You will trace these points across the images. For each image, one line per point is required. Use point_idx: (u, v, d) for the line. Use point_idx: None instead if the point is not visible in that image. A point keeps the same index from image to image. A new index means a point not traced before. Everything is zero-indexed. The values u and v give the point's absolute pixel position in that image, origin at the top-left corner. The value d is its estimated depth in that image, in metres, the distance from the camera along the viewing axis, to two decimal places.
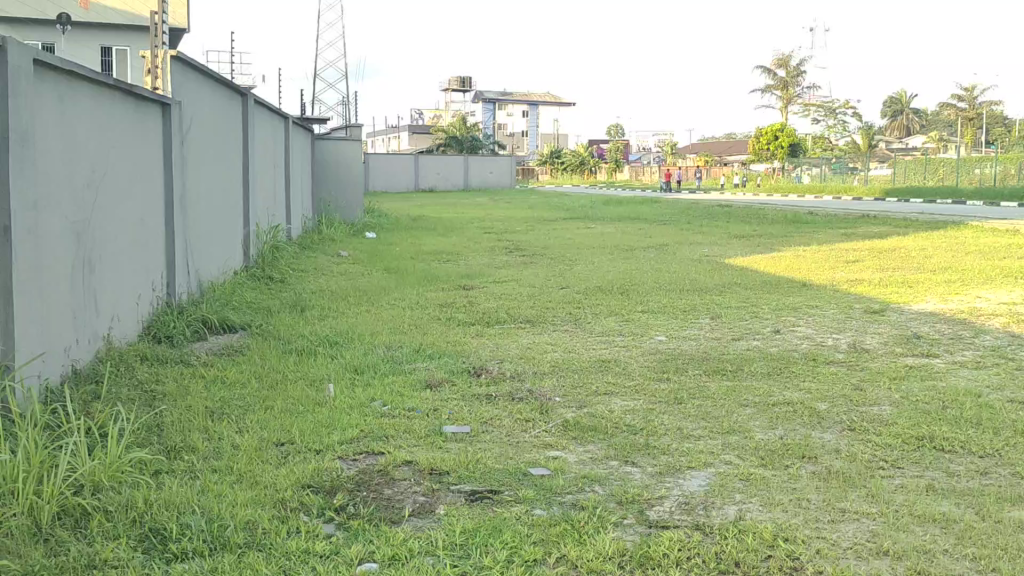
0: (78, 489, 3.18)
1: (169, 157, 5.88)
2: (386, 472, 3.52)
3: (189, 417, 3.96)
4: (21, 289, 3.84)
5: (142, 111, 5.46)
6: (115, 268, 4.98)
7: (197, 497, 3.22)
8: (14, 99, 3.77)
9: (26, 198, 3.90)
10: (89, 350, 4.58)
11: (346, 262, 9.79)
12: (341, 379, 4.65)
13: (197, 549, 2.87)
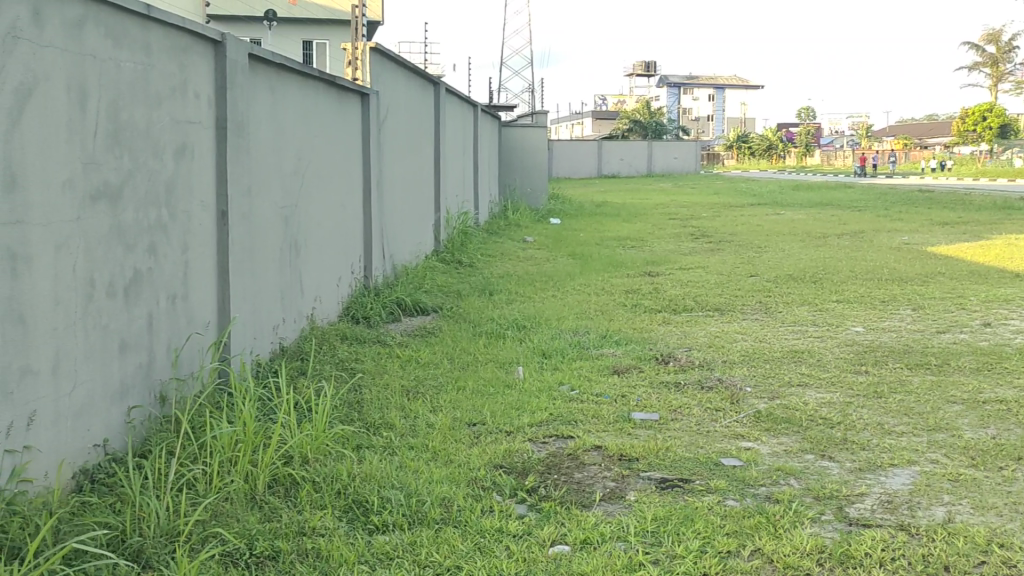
0: (288, 459, 3.37)
1: (369, 145, 6.13)
2: (576, 456, 3.55)
3: (387, 395, 4.12)
4: (236, 271, 4.14)
5: (345, 102, 5.72)
6: (319, 252, 5.25)
7: (396, 472, 3.34)
8: (231, 91, 4.07)
9: (241, 184, 4.17)
10: (294, 329, 4.85)
11: (531, 248, 9.93)
12: (531, 362, 4.72)
13: (397, 522, 2.99)
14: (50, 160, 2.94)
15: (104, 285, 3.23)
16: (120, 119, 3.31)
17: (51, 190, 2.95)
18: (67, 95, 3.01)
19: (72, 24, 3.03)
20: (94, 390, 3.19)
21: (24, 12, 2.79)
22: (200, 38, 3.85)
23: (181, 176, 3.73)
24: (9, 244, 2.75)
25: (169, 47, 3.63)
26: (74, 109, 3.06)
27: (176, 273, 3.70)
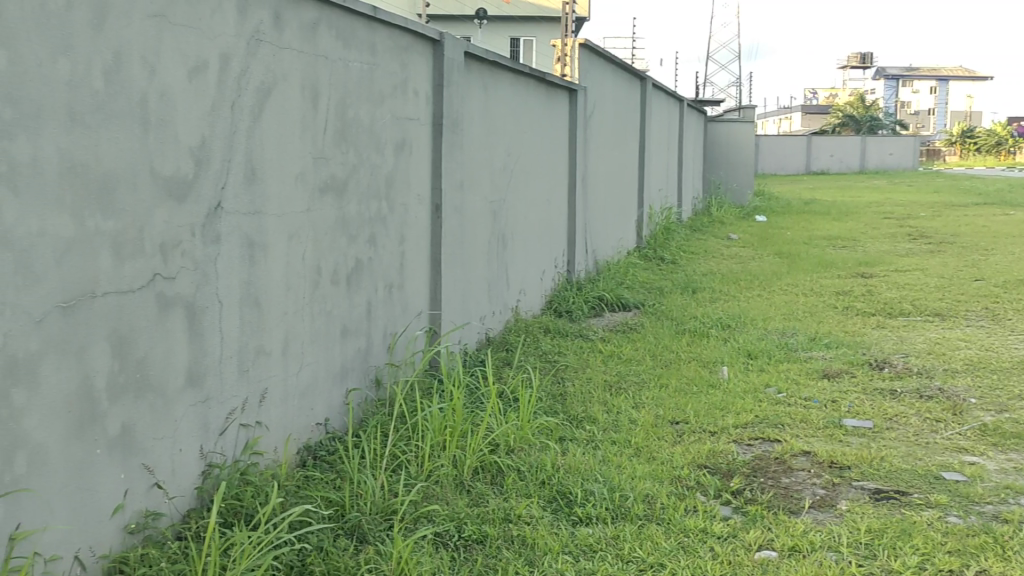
0: (495, 447, 3.46)
1: (576, 140, 6.19)
2: (783, 460, 3.45)
3: (590, 389, 4.14)
4: (448, 262, 4.29)
5: (554, 98, 5.79)
6: (525, 246, 5.35)
7: (599, 466, 3.36)
8: (448, 89, 4.22)
9: (454, 179, 4.32)
10: (500, 320, 4.97)
11: (736, 245, 9.72)
12: (735, 362, 4.63)
13: (601, 515, 3.00)
14: (287, 154, 3.21)
15: (329, 273, 3.46)
16: (347, 116, 3.52)
17: (286, 183, 3.21)
18: (300, 93, 3.26)
19: (307, 26, 3.27)
20: (318, 371, 3.43)
21: (267, 16, 3.06)
22: (420, 38, 4.02)
23: (400, 170, 3.90)
24: (249, 232, 3.05)
25: (393, 47, 3.81)
26: (307, 107, 3.30)
27: (393, 263, 3.87)
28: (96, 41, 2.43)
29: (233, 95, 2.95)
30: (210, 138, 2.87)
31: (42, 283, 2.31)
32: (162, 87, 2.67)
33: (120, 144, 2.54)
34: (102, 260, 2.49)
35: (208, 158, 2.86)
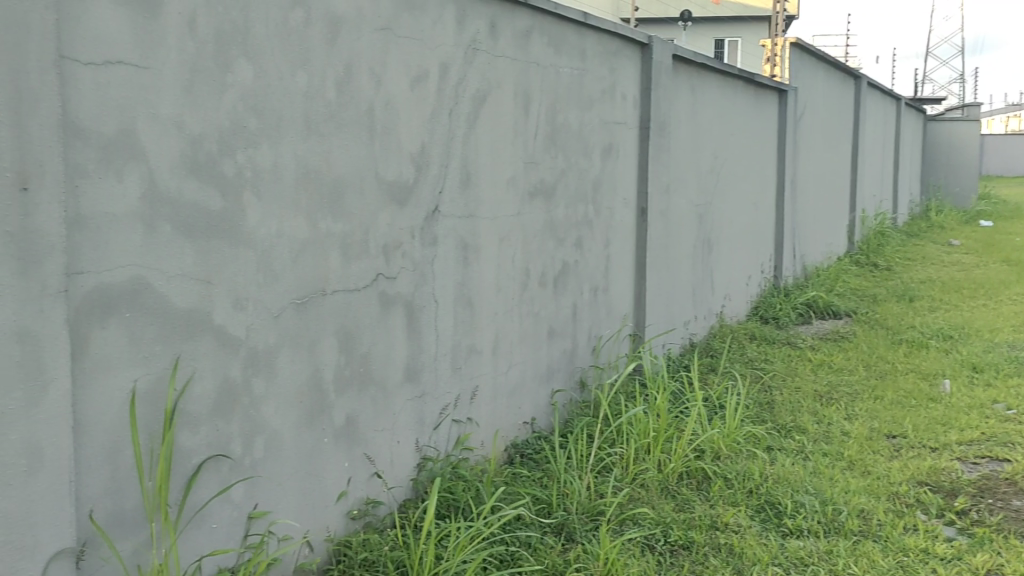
0: (700, 454, 3.42)
1: (785, 142, 6.03)
2: (1014, 482, 3.22)
3: (799, 398, 4.02)
4: (653, 266, 4.29)
5: (763, 99, 5.67)
6: (731, 250, 5.26)
7: (809, 477, 3.26)
8: (656, 92, 4.23)
9: (660, 182, 4.32)
10: (704, 326, 4.92)
11: (958, 252, 9.15)
12: (959, 375, 4.37)
13: (812, 528, 2.91)
14: (500, 159, 3.31)
15: (537, 275, 3.54)
16: (557, 121, 3.59)
17: (499, 187, 3.31)
18: (514, 100, 3.35)
19: (521, 34, 3.36)
20: (526, 371, 3.51)
21: (484, 26, 3.17)
22: (629, 42, 4.05)
23: (608, 174, 3.95)
24: (464, 235, 3.16)
25: (602, 52, 3.86)
26: (519, 113, 3.39)
27: (599, 266, 3.92)
28: (330, 55, 2.60)
29: (452, 103, 3.07)
30: (430, 144, 3.00)
31: (280, 281, 2.50)
32: (388, 96, 2.82)
33: (350, 150, 2.70)
34: (332, 260, 2.66)
35: (427, 163, 2.99)
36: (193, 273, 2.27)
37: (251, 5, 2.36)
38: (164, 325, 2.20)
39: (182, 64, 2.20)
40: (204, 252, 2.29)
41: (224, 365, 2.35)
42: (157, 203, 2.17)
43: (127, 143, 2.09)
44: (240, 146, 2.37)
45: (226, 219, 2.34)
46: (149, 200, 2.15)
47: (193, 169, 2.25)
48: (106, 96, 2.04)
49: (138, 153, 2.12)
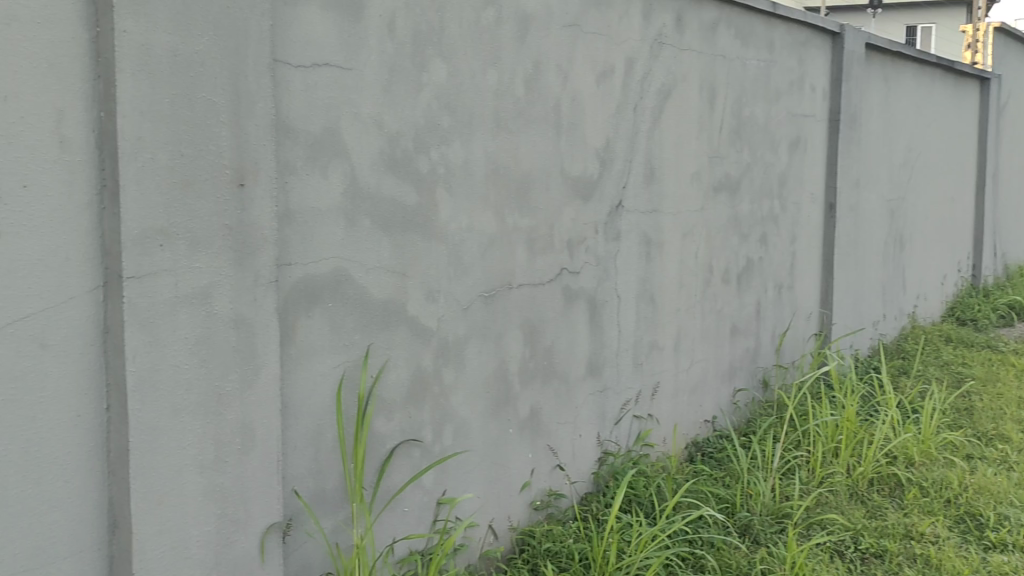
0: (892, 459, 3.28)
1: (987, 133, 5.70)
2: None
3: (1001, 405, 3.79)
4: (840, 264, 4.17)
5: (963, 88, 5.38)
6: (924, 247, 5.01)
7: (1014, 489, 3.06)
8: (847, 83, 4.10)
9: (850, 176, 4.18)
10: (894, 326, 4.73)
11: None
12: None
13: (1018, 543, 2.73)
14: (684, 154, 3.28)
15: (721, 271, 3.50)
16: (743, 115, 3.54)
17: (683, 182, 3.28)
18: (699, 94, 3.31)
19: (708, 27, 3.32)
20: (708, 368, 3.48)
21: (670, 20, 3.15)
22: (820, 32, 3.94)
23: (794, 168, 3.87)
24: (647, 230, 3.15)
25: (791, 43, 3.77)
26: (705, 106, 3.35)
27: (785, 263, 3.86)
28: (519, 52, 2.65)
29: (636, 98, 3.06)
30: (616, 139, 3.01)
31: (470, 274, 2.57)
32: (575, 92, 2.84)
33: (538, 146, 2.74)
34: (519, 254, 2.71)
35: (612, 158, 3.00)
36: (390, 266, 2.36)
37: (447, 6, 2.43)
38: (363, 315, 2.31)
39: (382, 65, 2.30)
40: (400, 246, 2.38)
41: (417, 354, 2.44)
42: (358, 198, 2.27)
43: (332, 141, 2.21)
44: (434, 143, 2.45)
45: (420, 213, 2.42)
46: (350, 195, 2.25)
47: (391, 166, 2.34)
48: (314, 97, 2.16)
49: (342, 150, 2.23)
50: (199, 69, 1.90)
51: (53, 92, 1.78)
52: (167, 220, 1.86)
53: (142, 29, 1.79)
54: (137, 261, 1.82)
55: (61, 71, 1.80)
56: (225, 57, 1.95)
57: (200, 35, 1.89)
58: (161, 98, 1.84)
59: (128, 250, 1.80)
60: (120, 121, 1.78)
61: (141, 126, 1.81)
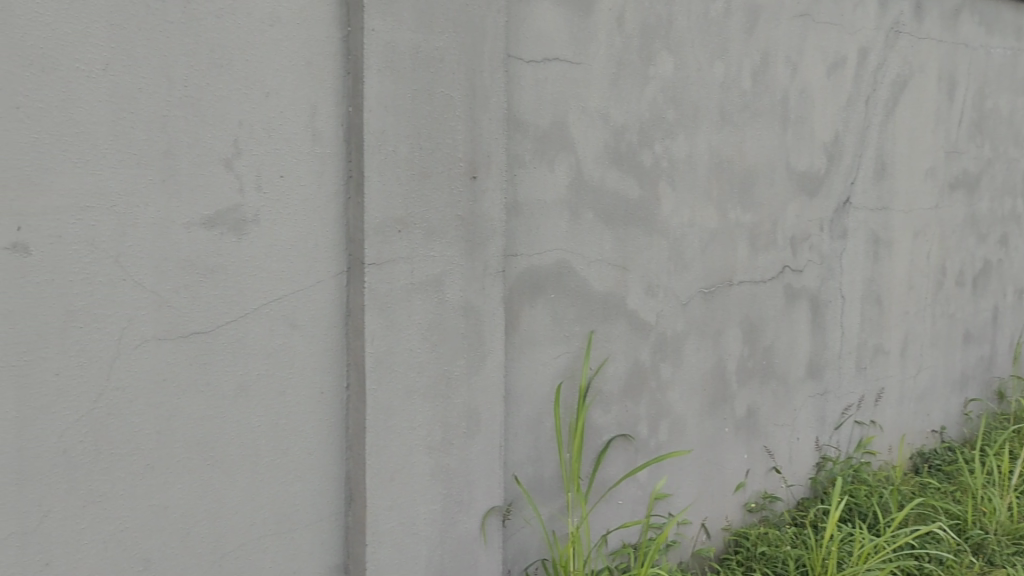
0: None
1: None
2: None
3: None
4: None
5: None
6: None
7: None
8: None
9: None
10: None
11: None
12: None
13: None
14: (919, 149, 3.13)
15: (955, 273, 3.33)
16: (985, 107, 3.34)
17: (916, 179, 3.13)
18: (937, 86, 3.15)
19: (949, 15, 3.15)
20: (937, 375, 3.31)
21: (908, 7, 3.00)
22: None
23: None
24: (874, 228, 3.03)
25: None
26: (942, 99, 3.18)
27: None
28: (748, 43, 2.59)
29: (869, 90, 2.93)
30: (845, 133, 2.89)
31: (690, 269, 2.54)
32: (804, 84, 2.75)
33: (764, 140, 2.67)
34: (741, 251, 2.66)
35: (840, 153, 2.88)
36: (612, 259, 2.37)
37: None
38: (584, 307, 2.33)
39: (610, 59, 2.31)
40: (622, 240, 2.39)
41: (635, 348, 2.44)
42: (583, 191, 2.30)
43: (560, 135, 2.24)
44: (658, 137, 2.43)
45: (642, 207, 2.42)
46: (575, 187, 2.28)
47: (616, 160, 2.35)
48: (544, 91, 2.20)
49: (569, 144, 2.26)
50: (438, 66, 1.97)
51: (308, 89, 1.91)
52: (405, 210, 1.95)
53: (389, 26, 1.89)
54: (378, 248, 1.92)
55: (316, 69, 1.92)
56: (464, 53, 2.01)
57: (440, 32, 1.97)
58: (404, 93, 1.93)
59: (370, 238, 1.90)
60: (367, 115, 1.88)
61: (384, 119, 1.91)
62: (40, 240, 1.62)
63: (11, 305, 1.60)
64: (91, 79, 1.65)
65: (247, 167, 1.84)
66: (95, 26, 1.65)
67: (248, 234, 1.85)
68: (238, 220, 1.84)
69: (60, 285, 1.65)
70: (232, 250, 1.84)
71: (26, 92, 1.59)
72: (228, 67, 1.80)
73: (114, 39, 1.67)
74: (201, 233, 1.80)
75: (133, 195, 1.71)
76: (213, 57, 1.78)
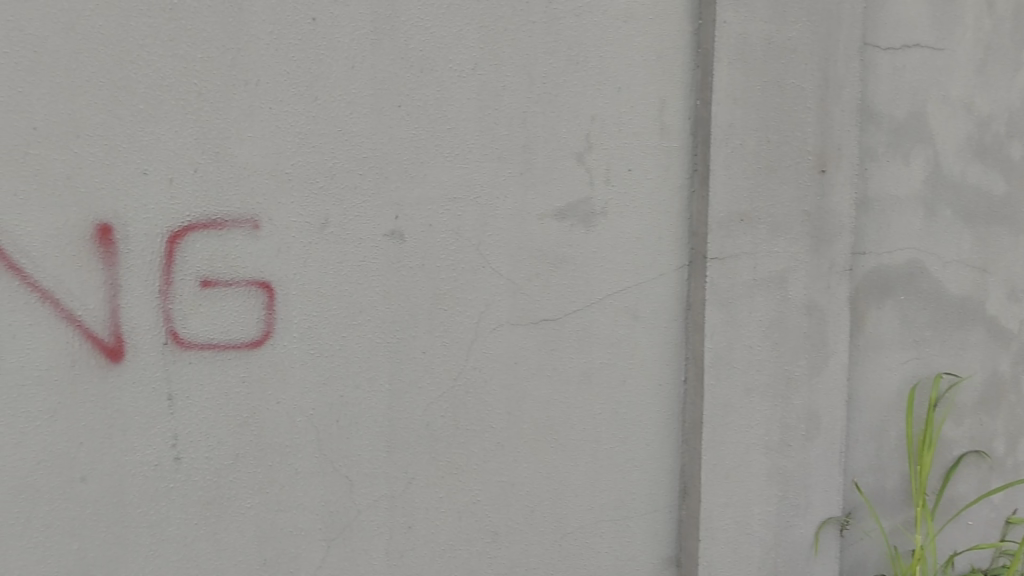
0: None
1: None
2: None
3: None
4: None
5: None
6: None
7: None
8: None
9: None
10: None
11: None
12: None
13: None
14: None
15: None
16: None
17: None
18: None
19: None
20: None
21: None
22: None
23: None
24: None
25: None
26: None
27: None
28: None
29: None
30: None
31: None
32: None
33: None
34: None
35: None
36: (971, 260, 2.18)
37: None
38: (938, 311, 2.17)
39: (979, 43, 2.13)
40: (983, 240, 2.19)
41: (995, 358, 2.23)
42: (941, 187, 2.14)
43: (917, 126, 2.10)
44: None
45: (1010, 204, 2.20)
46: (933, 183, 2.13)
47: (981, 153, 2.16)
48: (902, 81, 2.08)
49: (927, 136, 2.11)
50: (791, 56, 1.89)
51: (657, 83, 1.89)
52: (751, 205, 1.91)
53: (741, 18, 1.85)
54: (721, 243, 1.89)
55: (665, 62, 1.89)
56: (818, 41, 1.91)
57: (795, 21, 1.89)
58: (754, 85, 1.88)
59: (713, 232, 1.89)
60: (714, 109, 1.86)
61: (734, 112, 1.88)
62: (414, 229, 1.77)
63: (388, 286, 1.76)
64: (462, 78, 1.77)
65: (598, 159, 1.87)
66: (467, 29, 1.76)
67: (597, 225, 1.89)
68: (588, 213, 1.88)
69: (429, 269, 1.79)
70: (581, 241, 1.88)
71: (407, 91, 1.74)
72: (585, 63, 1.84)
73: (482, 40, 1.77)
74: (553, 224, 1.86)
75: (494, 186, 1.81)
76: (571, 55, 1.83)
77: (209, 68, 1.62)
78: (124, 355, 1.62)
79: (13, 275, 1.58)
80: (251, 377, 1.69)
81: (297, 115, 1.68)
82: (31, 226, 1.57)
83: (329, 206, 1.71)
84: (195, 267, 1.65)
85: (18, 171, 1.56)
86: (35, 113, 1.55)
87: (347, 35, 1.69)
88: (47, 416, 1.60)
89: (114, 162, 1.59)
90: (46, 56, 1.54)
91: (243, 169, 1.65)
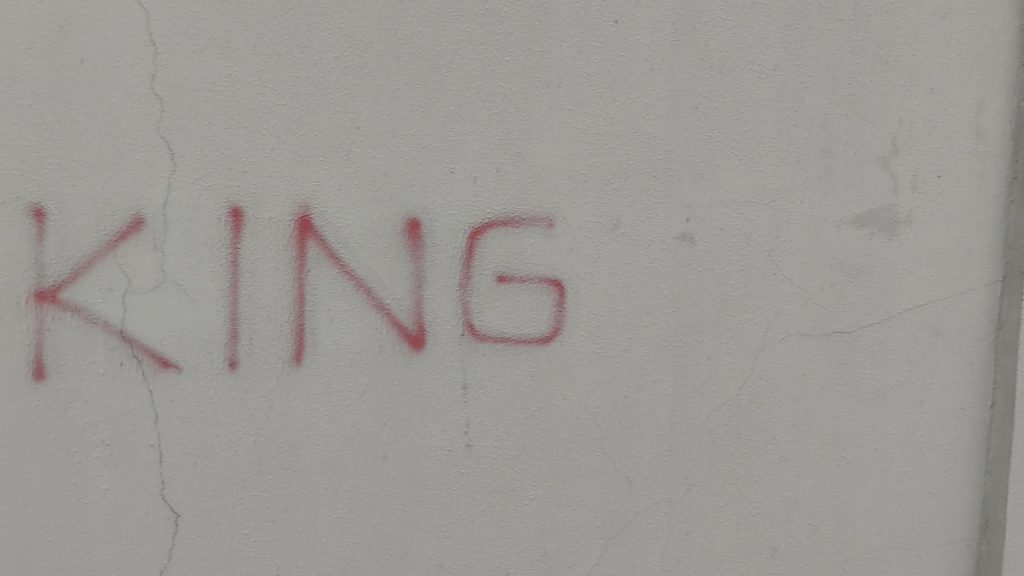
0: None
1: None
2: None
3: None
4: None
5: None
6: None
7: None
8: None
9: None
10: None
11: None
12: None
13: None
14: None
15: None
16: None
17: None
18: None
19: None
20: None
21: None
22: None
23: None
24: None
25: None
26: None
27: None
28: None
29: None
30: None
31: None
32: None
33: None
34: None
35: None
36: None
37: None
38: None
39: None
40: None
41: None
42: None
43: None
44: None
45: None
46: None
47: None
48: None
49: None
50: None
51: (976, 83, 1.73)
52: None
53: None
54: None
55: (986, 60, 1.73)
56: None
57: None
58: None
59: None
60: None
61: None
62: (705, 232, 1.74)
63: (676, 289, 1.75)
64: (761, 79, 1.72)
65: (905, 164, 1.75)
66: (770, 28, 1.71)
67: (901, 234, 1.76)
68: (890, 220, 1.76)
69: (718, 274, 1.75)
70: (882, 251, 1.77)
71: (704, 93, 1.71)
72: (895, 63, 1.73)
73: (785, 40, 1.71)
74: (852, 232, 1.76)
75: (790, 191, 1.75)
76: (880, 53, 1.72)
77: (514, 71, 1.67)
78: (424, 344, 1.71)
79: (333, 264, 1.68)
80: (539, 372, 1.74)
81: (595, 116, 1.70)
82: (349, 218, 1.67)
83: (621, 207, 1.72)
84: (493, 262, 1.71)
85: (341, 166, 1.66)
86: (358, 113, 1.65)
87: (647, 37, 1.69)
88: (355, 396, 1.71)
89: (425, 161, 1.67)
90: (369, 60, 1.64)
91: (541, 169, 1.70)
